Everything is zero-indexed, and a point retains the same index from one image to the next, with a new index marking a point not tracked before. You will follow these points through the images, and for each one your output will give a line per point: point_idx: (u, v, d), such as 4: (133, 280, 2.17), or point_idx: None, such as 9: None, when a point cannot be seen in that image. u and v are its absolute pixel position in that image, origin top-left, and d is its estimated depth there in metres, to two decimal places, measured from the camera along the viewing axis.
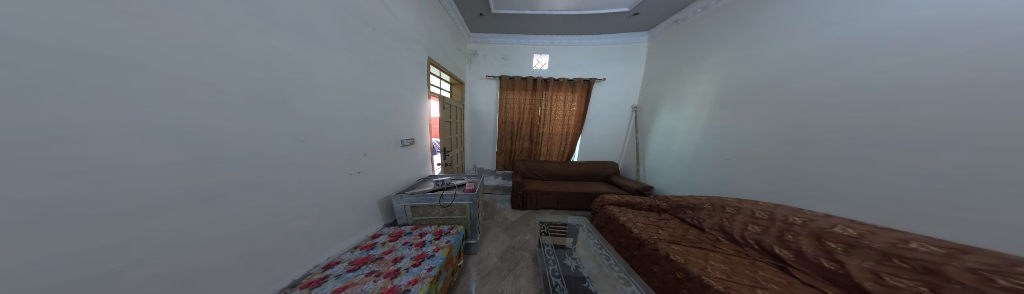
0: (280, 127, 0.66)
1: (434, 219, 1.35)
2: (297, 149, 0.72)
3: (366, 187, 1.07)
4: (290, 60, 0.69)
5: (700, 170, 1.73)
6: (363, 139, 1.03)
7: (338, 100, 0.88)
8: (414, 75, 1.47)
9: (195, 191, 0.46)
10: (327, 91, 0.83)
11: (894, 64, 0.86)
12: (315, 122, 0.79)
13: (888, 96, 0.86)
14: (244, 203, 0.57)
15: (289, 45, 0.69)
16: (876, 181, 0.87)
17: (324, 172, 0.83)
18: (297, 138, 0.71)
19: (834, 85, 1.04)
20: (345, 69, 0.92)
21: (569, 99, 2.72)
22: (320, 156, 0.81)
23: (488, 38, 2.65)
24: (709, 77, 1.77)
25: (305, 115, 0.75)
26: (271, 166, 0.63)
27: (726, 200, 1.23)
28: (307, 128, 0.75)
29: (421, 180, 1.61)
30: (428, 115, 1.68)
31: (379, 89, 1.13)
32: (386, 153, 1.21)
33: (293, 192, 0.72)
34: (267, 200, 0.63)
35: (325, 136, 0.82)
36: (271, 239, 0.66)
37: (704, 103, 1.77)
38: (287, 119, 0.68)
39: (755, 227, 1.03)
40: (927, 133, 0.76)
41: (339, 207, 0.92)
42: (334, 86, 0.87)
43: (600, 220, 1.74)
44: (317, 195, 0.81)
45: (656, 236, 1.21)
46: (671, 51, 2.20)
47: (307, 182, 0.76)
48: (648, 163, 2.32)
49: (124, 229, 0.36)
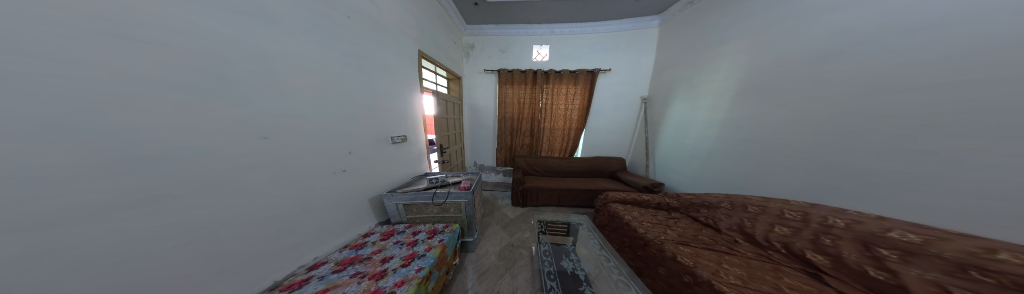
0: (261, 122, 0.66)
1: (429, 217, 1.37)
2: (277, 146, 0.72)
3: (353, 186, 1.07)
4: (264, 55, 0.67)
5: (715, 166, 1.59)
6: (348, 136, 1.01)
7: (315, 95, 0.86)
8: (403, 71, 1.45)
9: (169, 188, 0.47)
10: (306, 87, 0.82)
11: (923, 37, 0.74)
12: (295, 118, 0.78)
13: (918, 74, 0.74)
14: (224, 199, 0.58)
15: (265, 39, 0.67)
16: (914, 177, 0.74)
17: (306, 169, 0.83)
18: (269, 135, 0.69)
19: (861, 64, 0.90)
20: (325, 63, 0.90)
21: (571, 92, 2.58)
22: (298, 154, 0.80)
23: (485, 29, 2.56)
24: (729, 61, 1.57)
25: (284, 111, 0.74)
26: (250, 162, 0.64)
27: (750, 199, 1.06)
28: (288, 125, 0.75)
29: (416, 177, 1.62)
30: (421, 112, 1.66)
31: (364, 85, 1.12)
32: (376, 149, 1.21)
33: (276, 188, 0.73)
34: (249, 197, 0.65)
35: (301, 133, 0.80)
36: (252, 237, 0.67)
37: (721, 91, 1.60)
38: (263, 116, 0.67)
39: (785, 229, 0.84)
40: (962, 116, 0.64)
41: (323, 207, 0.92)
42: (313, 82, 0.85)
43: (604, 218, 1.68)
44: (300, 192, 0.82)
45: (662, 236, 1.12)
46: (685, 34, 1.98)
47: (285, 181, 0.76)
48: (658, 159, 2.18)
49: (101, 225, 0.38)
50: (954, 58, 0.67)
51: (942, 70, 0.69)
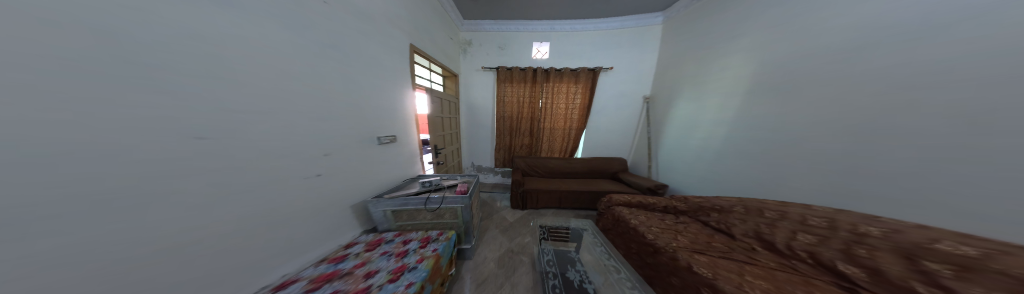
0: (230, 122, 0.57)
1: (422, 223, 1.31)
2: (250, 148, 0.63)
3: (330, 191, 0.96)
4: (233, 43, 0.58)
5: (721, 167, 1.56)
6: (327, 137, 0.91)
7: (291, 92, 0.76)
8: (392, 66, 1.35)
9: (119, 200, 0.39)
10: (281, 81, 0.73)
11: (952, 32, 0.70)
12: (271, 117, 0.69)
13: (951, 72, 0.69)
14: (186, 209, 0.50)
15: (233, 25, 0.58)
16: (955, 178, 0.68)
17: (282, 173, 0.75)
18: (237, 136, 0.60)
19: (885, 61, 0.85)
20: (300, 54, 0.79)
21: (572, 91, 2.51)
22: (272, 159, 0.70)
23: (482, 25, 2.46)
24: (736, 58, 1.52)
25: (258, 109, 0.65)
26: (219, 167, 0.56)
27: (767, 203, 0.99)
28: (263, 124, 0.67)
29: (409, 180, 1.52)
30: (411, 110, 1.56)
31: (347, 79, 1.02)
32: (362, 151, 1.12)
33: (249, 195, 0.65)
34: (218, 207, 0.57)
35: (274, 134, 0.70)
36: (218, 253, 0.58)
37: (727, 90, 1.56)
38: (231, 115, 0.57)
39: (809, 237, 0.78)
40: (1008, 117, 0.59)
41: (298, 216, 0.82)
42: (290, 75, 0.76)
43: (607, 222, 1.64)
44: (273, 200, 0.73)
45: (674, 243, 1.06)
46: (688, 33, 1.95)
47: (256, 188, 0.66)
48: (660, 160, 2.14)
49: (43, 246, 0.31)
50: (992, 54, 0.62)
51: (974, 67, 0.65)
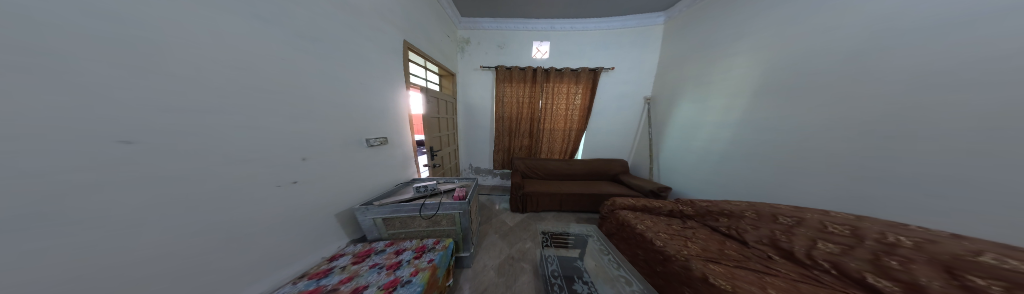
0: (189, 123, 0.49)
1: (416, 231, 1.23)
2: (214, 153, 0.55)
3: (310, 199, 0.86)
4: (194, 31, 0.49)
5: (724, 170, 1.54)
6: (305, 140, 0.82)
7: (262, 88, 0.66)
8: (382, 63, 1.26)
9: (47, 219, 0.32)
10: (252, 76, 0.64)
11: (957, 35, 0.69)
12: (241, 117, 0.61)
13: (954, 76, 0.69)
14: (130, 227, 0.42)
15: (194, 9, 0.49)
16: (961, 181, 0.67)
17: (253, 181, 0.65)
18: (198, 141, 0.51)
19: (891, 63, 0.84)
20: (275, 46, 0.70)
21: (573, 91, 2.46)
22: (240, 164, 0.62)
23: (480, 23, 2.39)
24: (742, 58, 1.49)
25: (225, 108, 0.56)
26: (171, 176, 0.47)
27: (779, 208, 0.96)
28: (231, 125, 0.58)
29: (402, 185, 1.43)
30: (404, 110, 1.47)
31: (329, 76, 0.92)
32: (348, 154, 1.02)
33: (208, 208, 0.55)
34: (166, 223, 0.48)
35: (243, 137, 0.62)
36: (169, 278, 0.49)
37: (731, 92, 1.54)
38: (192, 115, 0.49)
39: (832, 246, 0.73)
40: (1011, 122, 0.59)
41: (271, 228, 0.73)
42: (263, 69, 0.67)
43: (611, 226, 1.62)
44: (243, 211, 0.64)
45: (684, 251, 1.01)
46: (690, 34, 1.93)
47: (220, 199, 0.58)
48: (661, 161, 2.12)
49: None
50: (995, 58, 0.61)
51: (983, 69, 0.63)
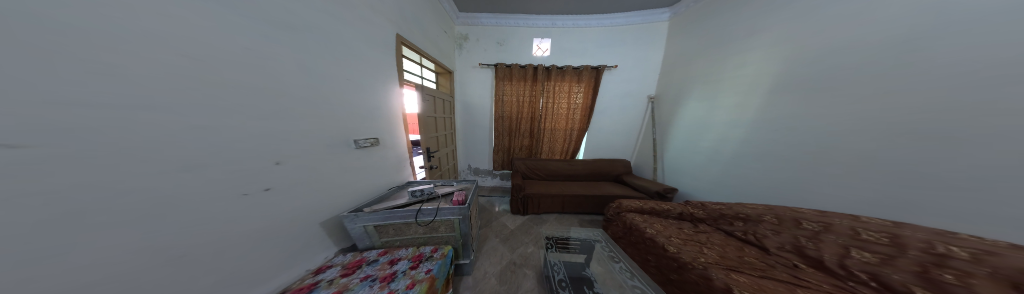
0: (137, 121, 0.40)
1: (412, 238, 1.13)
2: (172, 157, 0.46)
3: (287, 208, 0.76)
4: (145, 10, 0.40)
5: (734, 171, 1.50)
6: (282, 141, 0.71)
7: (232, 81, 0.56)
8: (372, 58, 1.16)
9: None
10: (225, 70, 0.55)
11: (1002, 27, 0.63)
12: (211, 115, 0.52)
13: (997, 70, 0.63)
14: (64, 247, 0.34)
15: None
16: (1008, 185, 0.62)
17: (223, 188, 0.56)
18: (150, 142, 0.42)
19: (925, 58, 0.78)
20: (246, 32, 0.60)
21: (575, 89, 2.38)
22: (201, 170, 0.51)
23: (479, 18, 2.29)
24: (756, 55, 1.44)
25: (191, 105, 0.48)
26: (121, 183, 0.39)
27: (802, 213, 0.91)
28: (198, 125, 0.50)
29: (396, 189, 1.33)
30: (398, 108, 1.36)
31: (310, 72, 0.82)
32: (335, 157, 0.93)
33: (169, 220, 0.47)
34: (114, 241, 0.39)
35: (208, 138, 0.52)
36: None
37: (743, 90, 1.49)
38: (145, 112, 0.41)
39: (870, 256, 0.67)
40: None
41: (240, 243, 0.62)
42: (236, 62, 0.58)
43: (618, 229, 1.58)
44: (211, 223, 0.55)
45: (701, 259, 0.95)
46: (698, 31, 1.88)
47: (174, 211, 0.48)
48: (666, 161, 2.07)
49: None
50: None
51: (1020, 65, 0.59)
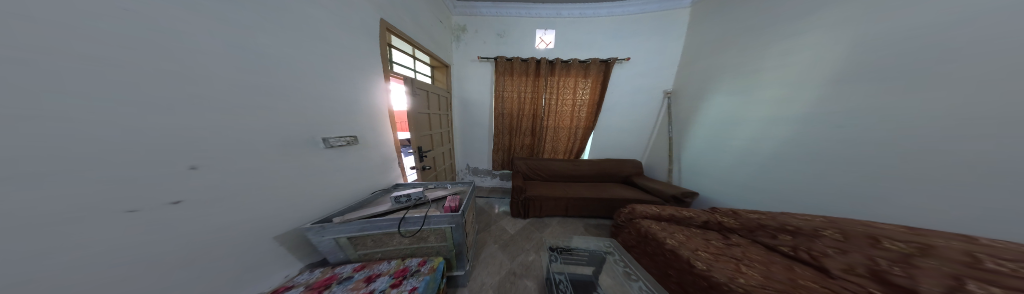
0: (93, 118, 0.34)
1: (396, 250, 0.98)
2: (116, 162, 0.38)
3: (253, 218, 0.65)
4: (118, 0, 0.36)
5: (766, 173, 1.31)
6: (252, 141, 0.62)
7: (204, 76, 0.50)
8: (349, 43, 1.00)
9: None
10: (165, 51, 0.43)
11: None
12: (150, 106, 0.41)
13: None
14: None
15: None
16: None
17: (164, 196, 0.45)
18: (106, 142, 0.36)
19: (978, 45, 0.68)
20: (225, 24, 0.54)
21: (582, 85, 2.19)
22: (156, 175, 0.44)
23: (478, 8, 2.12)
24: (800, 42, 1.22)
25: (131, 94, 0.38)
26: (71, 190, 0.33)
27: (881, 230, 0.73)
28: (134, 118, 0.39)
29: (381, 192, 1.19)
30: (382, 103, 1.23)
31: (273, 58, 0.67)
32: (301, 157, 0.79)
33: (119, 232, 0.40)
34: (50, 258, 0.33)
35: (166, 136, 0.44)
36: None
37: (794, 81, 1.23)
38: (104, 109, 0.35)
39: (995, 290, 0.47)
40: None
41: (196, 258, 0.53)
42: (181, 41, 0.46)
43: (631, 237, 1.45)
44: (151, 239, 0.45)
45: (742, 279, 0.76)
46: (727, 18, 1.67)
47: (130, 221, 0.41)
48: (684, 162, 1.89)
49: None
50: None
51: None
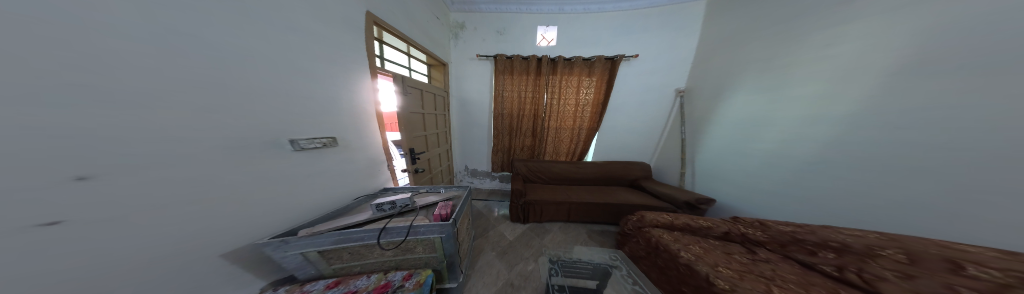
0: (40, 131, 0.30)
1: (378, 262, 0.88)
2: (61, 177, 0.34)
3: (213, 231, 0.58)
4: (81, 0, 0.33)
5: (794, 180, 1.16)
6: (221, 148, 0.57)
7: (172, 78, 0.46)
8: (329, 37, 0.92)
9: None
10: (131, 51, 0.39)
11: None
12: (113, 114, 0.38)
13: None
14: None
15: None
16: None
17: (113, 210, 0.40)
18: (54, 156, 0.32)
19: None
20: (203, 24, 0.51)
21: (585, 84, 2.06)
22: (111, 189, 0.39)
23: (477, 4, 2.03)
24: (823, 36, 1.11)
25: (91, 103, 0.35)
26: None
27: (973, 254, 0.52)
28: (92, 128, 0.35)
29: (364, 199, 1.11)
30: (366, 102, 1.15)
31: (245, 56, 0.62)
32: (272, 163, 0.71)
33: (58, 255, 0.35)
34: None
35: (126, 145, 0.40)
36: None
37: (836, 76, 1.04)
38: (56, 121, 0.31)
39: None
40: None
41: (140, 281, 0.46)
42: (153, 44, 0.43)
43: (639, 246, 1.31)
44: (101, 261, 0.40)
45: None
46: (748, 10, 1.52)
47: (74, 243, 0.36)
48: (699, 166, 1.74)
49: None
50: None
51: None
